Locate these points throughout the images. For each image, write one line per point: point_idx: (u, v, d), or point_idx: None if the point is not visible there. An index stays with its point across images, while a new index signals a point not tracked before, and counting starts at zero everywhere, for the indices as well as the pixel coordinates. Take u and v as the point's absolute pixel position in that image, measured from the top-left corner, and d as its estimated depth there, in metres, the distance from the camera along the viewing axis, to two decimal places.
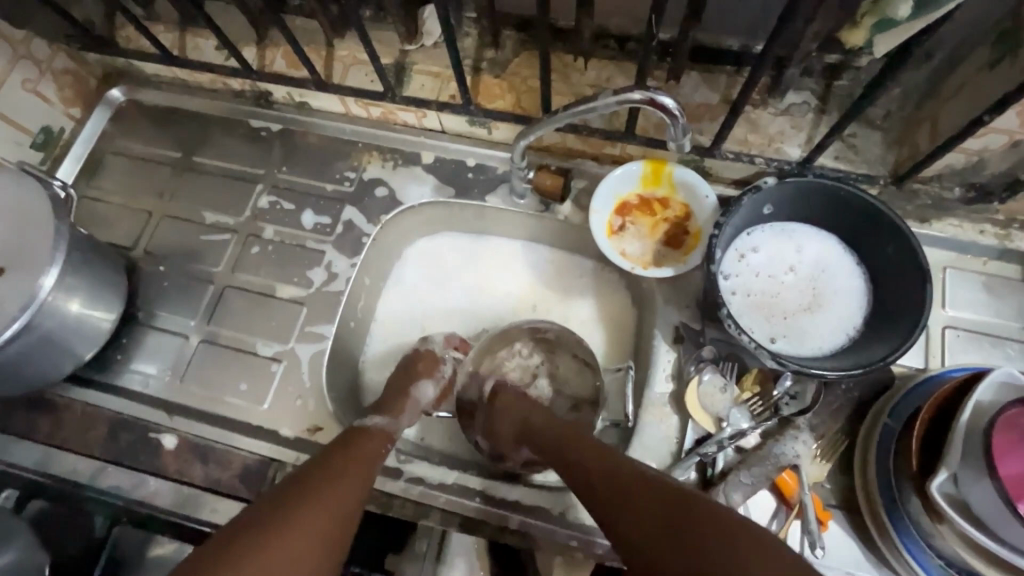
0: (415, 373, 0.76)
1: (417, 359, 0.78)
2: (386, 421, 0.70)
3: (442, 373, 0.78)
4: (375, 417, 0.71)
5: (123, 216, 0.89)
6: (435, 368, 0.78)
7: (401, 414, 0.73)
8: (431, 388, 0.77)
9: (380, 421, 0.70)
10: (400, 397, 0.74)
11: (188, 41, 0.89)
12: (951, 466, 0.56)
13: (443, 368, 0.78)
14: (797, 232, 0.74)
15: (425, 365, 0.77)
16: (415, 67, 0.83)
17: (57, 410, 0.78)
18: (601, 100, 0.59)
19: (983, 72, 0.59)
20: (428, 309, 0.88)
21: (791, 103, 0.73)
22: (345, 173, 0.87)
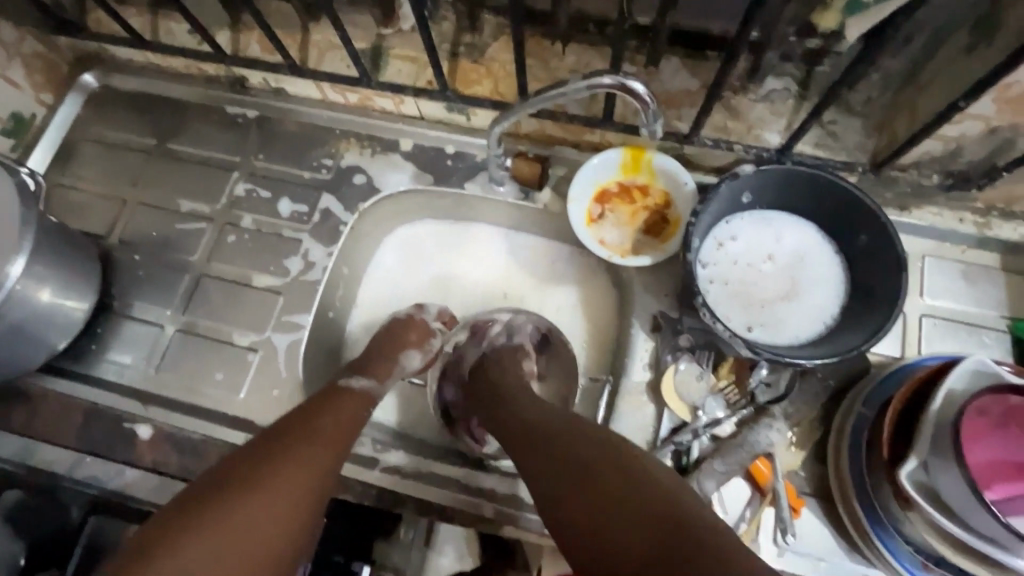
0: (406, 342, 0.76)
1: (409, 327, 0.77)
2: (372, 384, 0.70)
3: (431, 345, 0.77)
4: (362, 378, 0.70)
5: (96, 204, 0.88)
6: (427, 339, 0.77)
7: (387, 379, 0.72)
8: (418, 357, 0.76)
9: (365, 383, 0.70)
10: (387, 366, 0.73)
11: (160, 25, 0.87)
12: (921, 454, 0.56)
13: (433, 339, 0.78)
14: (776, 220, 0.73)
15: (417, 335, 0.77)
16: (392, 51, 0.81)
17: (30, 400, 0.77)
18: (573, 84, 0.58)
19: (961, 57, 0.58)
20: (408, 297, 0.87)
21: (771, 89, 0.72)
22: (322, 161, 0.86)
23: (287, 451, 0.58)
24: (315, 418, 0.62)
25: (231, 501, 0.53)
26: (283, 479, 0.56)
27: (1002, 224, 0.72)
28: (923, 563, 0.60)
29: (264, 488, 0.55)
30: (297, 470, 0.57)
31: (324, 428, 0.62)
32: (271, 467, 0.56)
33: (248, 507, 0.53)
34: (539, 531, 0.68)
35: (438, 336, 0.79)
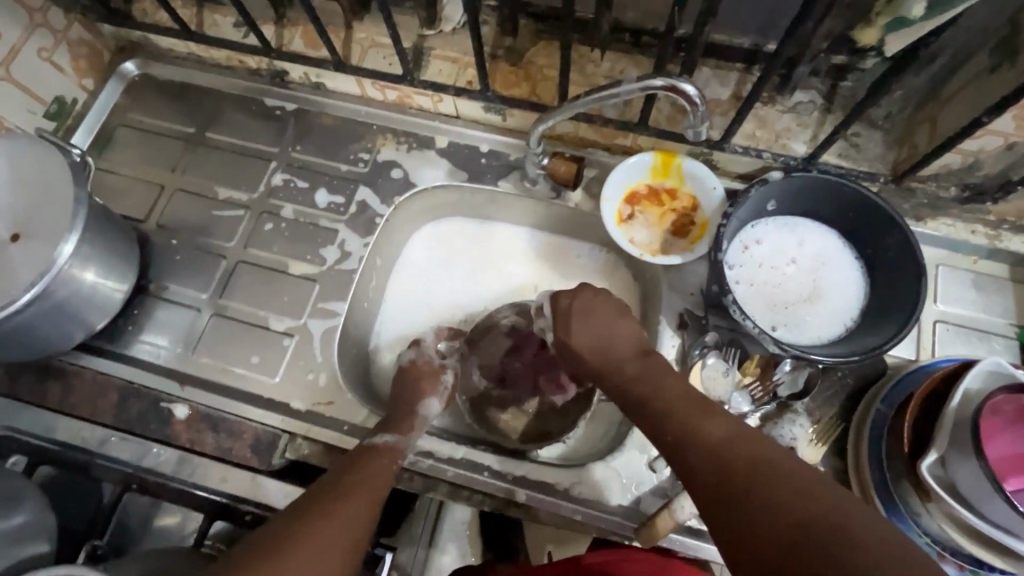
0: (421, 389, 0.76)
1: (421, 372, 0.78)
2: (396, 438, 0.69)
3: (445, 385, 0.78)
4: (385, 435, 0.70)
5: (135, 189, 0.89)
6: (437, 381, 0.78)
7: (410, 432, 0.71)
8: (436, 403, 0.77)
9: (389, 438, 0.69)
10: (406, 410, 0.73)
11: (206, 18, 0.89)
12: (940, 448, 0.59)
13: (445, 378, 0.79)
14: (799, 226, 0.77)
15: (430, 383, 0.77)
16: (433, 52, 0.84)
17: (66, 377, 0.78)
18: (624, 86, 0.61)
19: (983, 76, 0.62)
20: (435, 292, 0.89)
21: (798, 101, 0.76)
22: (359, 155, 0.88)
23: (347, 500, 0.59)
24: (356, 474, 0.63)
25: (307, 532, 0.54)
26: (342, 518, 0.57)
27: (1012, 237, 0.76)
28: (937, 553, 0.63)
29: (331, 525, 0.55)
30: (346, 516, 0.57)
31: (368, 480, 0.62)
32: (321, 516, 0.56)
33: (309, 546, 0.53)
34: (569, 517, 0.70)
35: (448, 371, 0.80)
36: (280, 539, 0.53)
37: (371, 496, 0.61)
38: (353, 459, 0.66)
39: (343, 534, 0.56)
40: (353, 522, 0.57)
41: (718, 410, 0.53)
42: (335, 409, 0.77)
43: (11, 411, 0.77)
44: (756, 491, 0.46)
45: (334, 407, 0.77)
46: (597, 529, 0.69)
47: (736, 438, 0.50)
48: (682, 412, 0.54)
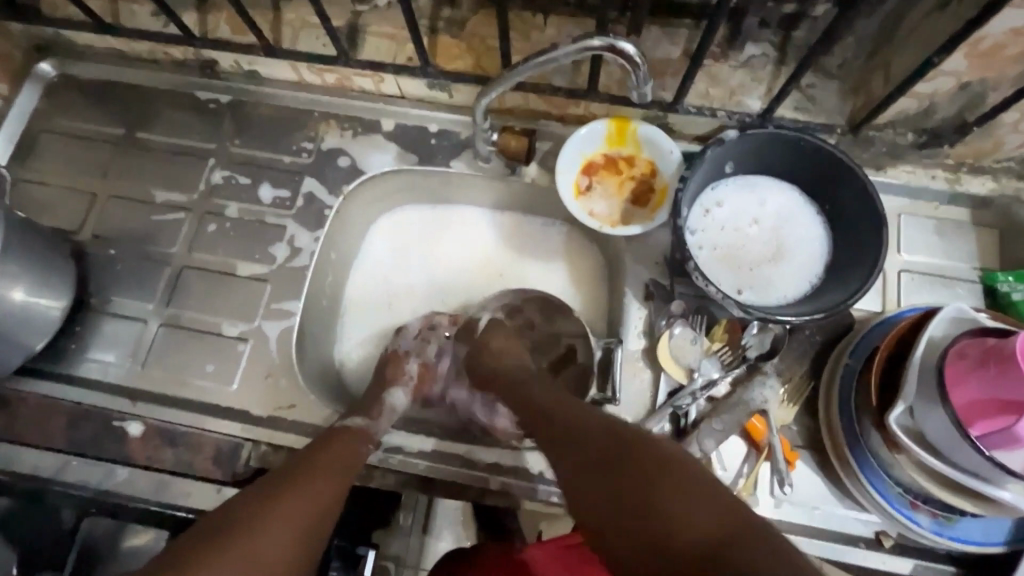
0: (386, 379, 0.74)
1: (392, 364, 0.75)
2: (365, 421, 0.69)
3: (409, 373, 0.75)
4: (355, 417, 0.69)
5: (65, 199, 0.84)
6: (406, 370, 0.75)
7: (378, 416, 0.71)
8: (403, 392, 0.74)
9: (359, 422, 0.68)
10: (378, 401, 0.72)
11: (121, 8, 0.83)
12: (907, 399, 0.59)
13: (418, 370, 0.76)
14: (759, 185, 0.75)
15: (395, 369, 0.75)
16: (369, 29, 0.79)
17: (9, 403, 0.74)
18: (562, 50, 0.58)
19: (934, 14, 0.59)
20: (396, 285, 0.86)
21: (750, 55, 0.73)
22: (302, 144, 0.84)
23: (309, 482, 0.58)
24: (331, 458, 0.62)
25: (267, 510, 0.54)
26: (303, 497, 0.57)
27: (971, 179, 0.75)
28: (910, 502, 0.63)
29: (292, 502, 0.56)
30: (311, 502, 0.57)
31: (330, 462, 0.62)
32: (281, 501, 0.55)
33: (270, 524, 0.53)
34: (545, 500, 0.69)
35: (414, 357, 0.76)
36: (239, 518, 0.53)
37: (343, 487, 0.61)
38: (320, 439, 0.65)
39: (304, 518, 0.55)
40: (319, 503, 0.57)
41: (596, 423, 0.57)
42: (297, 412, 0.74)
43: None
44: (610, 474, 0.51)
45: (297, 410, 0.74)
46: (573, 508, 0.69)
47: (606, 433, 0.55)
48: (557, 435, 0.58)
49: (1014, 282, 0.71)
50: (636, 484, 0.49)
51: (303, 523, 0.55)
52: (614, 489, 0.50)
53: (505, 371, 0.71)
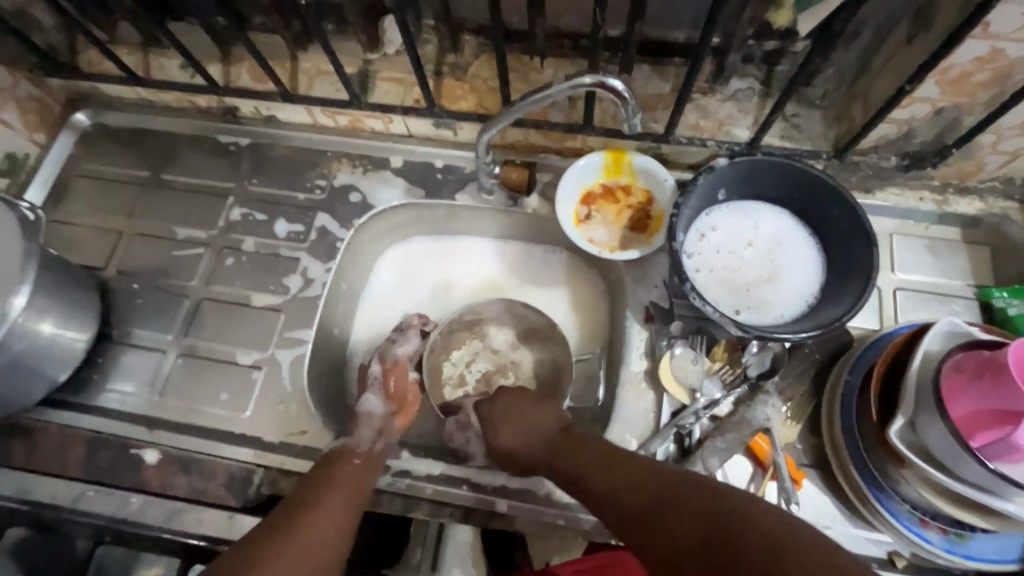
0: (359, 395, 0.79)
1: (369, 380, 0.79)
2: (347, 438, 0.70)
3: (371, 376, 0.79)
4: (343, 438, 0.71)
5: (93, 237, 0.89)
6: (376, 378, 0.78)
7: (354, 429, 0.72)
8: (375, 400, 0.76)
9: (342, 441, 0.70)
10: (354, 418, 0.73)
11: (152, 62, 0.90)
12: (907, 413, 0.59)
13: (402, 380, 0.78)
14: (752, 210, 0.78)
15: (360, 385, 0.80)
16: (379, 74, 0.85)
17: (30, 433, 0.77)
18: (556, 87, 0.63)
19: (904, 46, 0.64)
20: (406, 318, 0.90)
21: (736, 89, 0.77)
22: (315, 182, 0.89)
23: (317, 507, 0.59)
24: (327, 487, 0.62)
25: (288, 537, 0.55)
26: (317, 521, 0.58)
27: (958, 200, 0.78)
28: (920, 519, 0.62)
29: (308, 527, 0.57)
30: (325, 522, 0.58)
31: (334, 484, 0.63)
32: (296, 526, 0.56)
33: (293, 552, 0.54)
34: (552, 523, 0.69)
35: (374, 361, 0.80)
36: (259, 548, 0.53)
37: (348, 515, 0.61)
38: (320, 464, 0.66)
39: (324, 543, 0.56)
40: (326, 536, 0.57)
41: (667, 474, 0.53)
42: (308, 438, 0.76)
43: None
44: (665, 518, 0.49)
45: (308, 436, 0.76)
46: (580, 531, 0.69)
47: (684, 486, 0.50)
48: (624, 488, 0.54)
49: (1009, 297, 0.72)
50: (735, 542, 0.43)
51: (325, 547, 0.56)
52: (676, 521, 0.48)
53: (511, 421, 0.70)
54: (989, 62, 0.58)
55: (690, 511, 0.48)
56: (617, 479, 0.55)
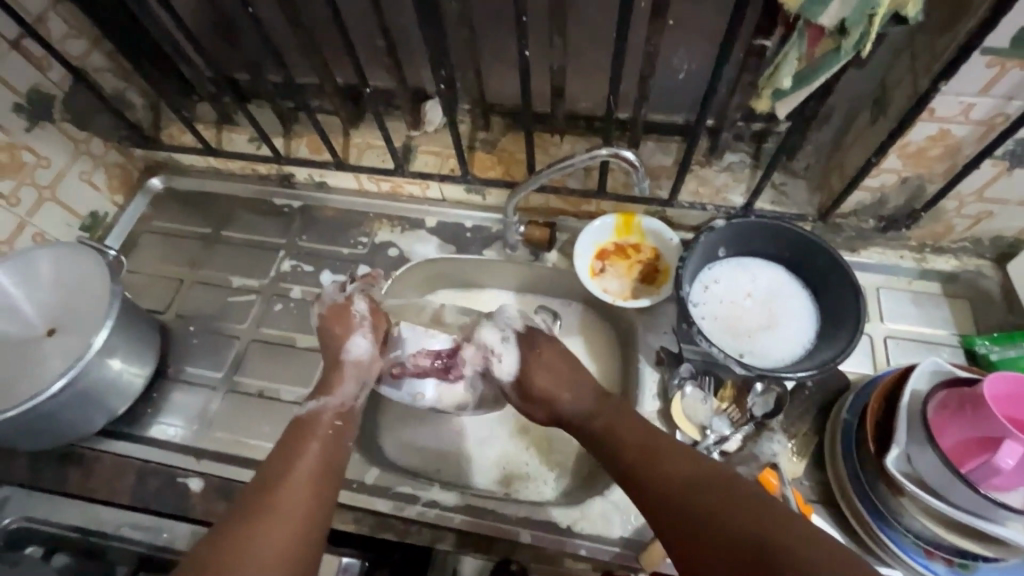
0: (337, 335, 0.76)
1: (333, 322, 0.77)
2: (320, 401, 0.71)
3: (357, 321, 0.77)
4: (314, 400, 0.71)
5: (157, 284, 0.99)
6: (353, 317, 0.78)
7: (342, 386, 0.73)
8: (362, 340, 0.77)
9: (315, 404, 0.71)
10: (334, 373, 0.74)
11: (224, 136, 1.04)
12: (901, 444, 0.65)
13: (357, 309, 0.79)
14: (750, 265, 0.87)
15: (340, 325, 0.77)
16: (420, 148, 0.98)
17: (86, 461, 0.83)
18: (577, 157, 0.75)
19: (869, 127, 0.75)
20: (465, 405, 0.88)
21: (730, 162, 0.89)
22: (358, 239, 1.00)
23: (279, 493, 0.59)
24: (303, 439, 0.66)
25: (247, 531, 0.55)
26: (285, 503, 0.58)
27: (935, 258, 0.87)
28: (926, 551, 0.66)
29: (274, 518, 0.57)
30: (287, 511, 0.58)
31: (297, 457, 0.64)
32: (257, 519, 0.57)
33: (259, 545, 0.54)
34: (573, 554, 0.73)
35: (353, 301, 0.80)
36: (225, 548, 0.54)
37: (326, 460, 0.65)
38: (290, 435, 0.67)
39: (291, 525, 0.57)
40: (287, 524, 0.57)
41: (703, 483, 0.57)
42: None
43: (36, 499, 0.82)
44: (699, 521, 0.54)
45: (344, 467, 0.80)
46: (600, 563, 0.73)
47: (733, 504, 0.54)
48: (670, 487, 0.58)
49: (990, 344, 0.79)
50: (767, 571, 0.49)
51: (291, 535, 0.57)
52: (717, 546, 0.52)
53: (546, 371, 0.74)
54: (939, 140, 0.69)
55: (750, 514, 0.53)
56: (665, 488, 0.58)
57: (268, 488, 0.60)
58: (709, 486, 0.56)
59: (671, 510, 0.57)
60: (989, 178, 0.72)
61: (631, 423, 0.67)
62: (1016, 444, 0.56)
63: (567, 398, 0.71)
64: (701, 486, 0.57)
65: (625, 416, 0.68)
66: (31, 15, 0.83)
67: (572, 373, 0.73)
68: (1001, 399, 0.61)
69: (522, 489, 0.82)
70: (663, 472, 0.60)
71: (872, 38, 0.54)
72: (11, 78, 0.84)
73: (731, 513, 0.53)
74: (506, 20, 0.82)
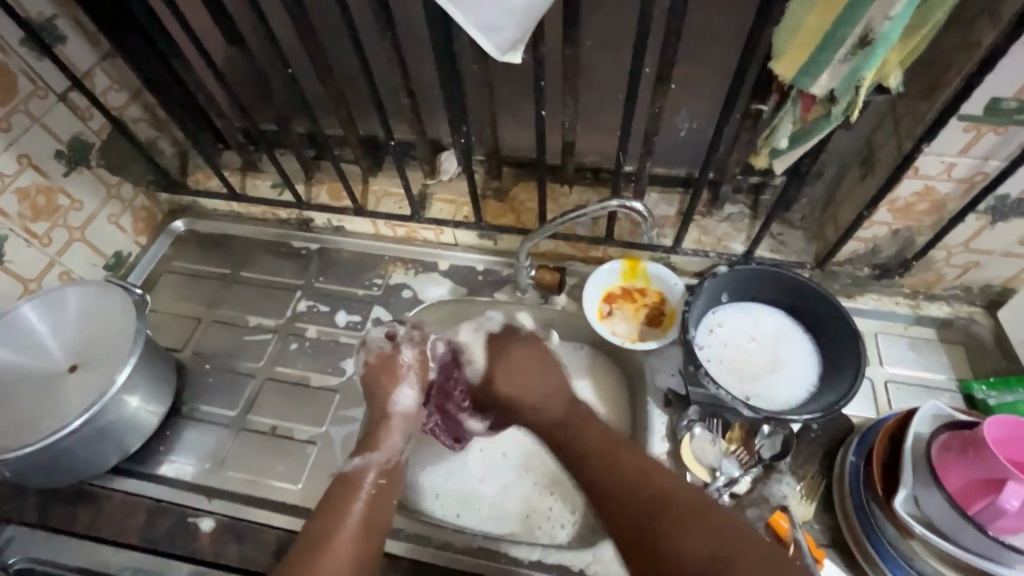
0: (386, 383, 0.83)
1: (381, 372, 0.83)
2: (363, 459, 0.77)
3: (404, 373, 0.84)
4: (361, 456, 0.77)
5: (175, 323, 1.02)
6: (400, 365, 0.85)
7: (382, 444, 0.78)
8: (408, 392, 0.83)
9: (359, 461, 0.76)
10: (382, 426, 0.80)
11: (248, 182, 1.09)
12: (909, 486, 0.67)
13: (404, 358, 0.85)
14: (752, 309, 0.90)
15: (388, 376, 0.83)
16: (435, 196, 1.04)
17: (96, 500, 0.83)
18: (589, 208, 0.80)
19: (859, 182, 0.81)
20: (488, 459, 0.87)
21: (730, 212, 0.94)
22: (373, 281, 1.04)
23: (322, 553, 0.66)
24: (353, 496, 0.72)
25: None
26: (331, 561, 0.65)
27: (929, 304, 0.91)
28: None
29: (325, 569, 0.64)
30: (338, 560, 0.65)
31: (339, 512, 0.70)
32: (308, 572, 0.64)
33: None
34: None
35: (407, 349, 0.86)
36: None
37: (373, 520, 0.71)
38: (341, 486, 0.74)
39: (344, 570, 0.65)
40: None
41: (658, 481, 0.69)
42: None
43: (42, 539, 0.81)
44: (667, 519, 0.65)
45: None
46: None
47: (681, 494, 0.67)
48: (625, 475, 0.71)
49: (988, 389, 0.82)
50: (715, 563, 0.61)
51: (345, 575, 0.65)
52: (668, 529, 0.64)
53: (510, 368, 0.86)
54: (925, 195, 0.75)
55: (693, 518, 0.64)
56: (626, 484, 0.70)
57: (321, 542, 0.67)
58: (682, 492, 0.67)
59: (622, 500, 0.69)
60: (974, 231, 0.77)
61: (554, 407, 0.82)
62: (1017, 485, 0.58)
63: (524, 392, 0.84)
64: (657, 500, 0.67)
65: (591, 423, 0.79)
66: (79, 70, 0.90)
67: (539, 373, 0.85)
68: (1002, 441, 0.63)
69: (541, 535, 0.82)
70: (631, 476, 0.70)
71: (859, 106, 0.58)
72: (55, 127, 0.89)
73: (673, 519, 0.65)
74: (520, 81, 0.89)
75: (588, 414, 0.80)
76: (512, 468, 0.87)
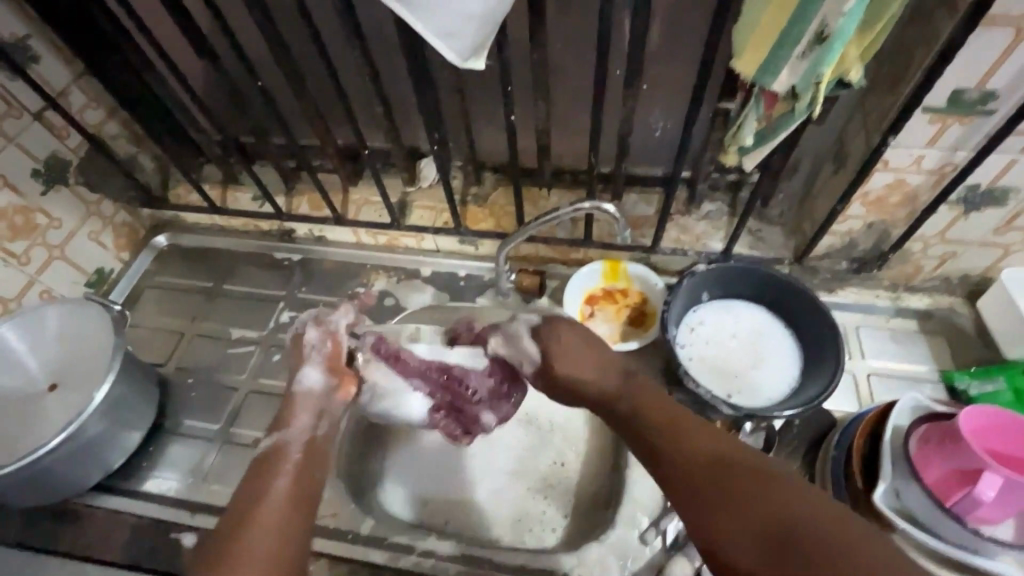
0: (297, 362, 0.73)
1: (290, 352, 0.74)
2: (278, 436, 0.67)
3: (314, 352, 0.74)
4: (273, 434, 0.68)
5: (158, 338, 1.02)
6: (304, 347, 0.74)
7: (293, 426, 0.68)
8: (315, 373, 0.73)
9: (273, 440, 0.67)
10: (288, 408, 0.70)
11: (229, 195, 1.09)
12: (888, 480, 0.66)
13: (306, 338, 0.75)
14: (733, 306, 0.90)
15: (298, 353, 0.74)
16: (415, 202, 1.04)
17: (80, 518, 0.83)
18: (562, 211, 0.80)
19: (831, 177, 0.81)
20: (478, 463, 0.87)
21: (708, 210, 0.95)
22: (356, 289, 1.04)
23: (253, 523, 0.57)
24: (275, 467, 0.64)
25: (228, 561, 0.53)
26: (261, 533, 0.56)
27: (910, 296, 0.91)
28: None
29: (255, 540, 0.55)
30: (267, 529, 0.57)
31: (263, 488, 0.61)
32: (236, 548, 0.55)
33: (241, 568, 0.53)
34: None
35: (317, 326, 0.76)
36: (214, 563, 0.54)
37: (301, 491, 0.62)
38: (261, 462, 0.65)
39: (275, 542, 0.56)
40: (268, 546, 0.56)
41: (699, 434, 0.55)
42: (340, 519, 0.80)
43: (26, 560, 0.81)
44: (718, 498, 0.49)
45: (339, 517, 0.80)
46: None
47: (718, 448, 0.53)
48: (689, 444, 0.54)
49: (969, 378, 0.82)
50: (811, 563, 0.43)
51: (275, 546, 0.56)
52: (739, 522, 0.47)
53: (565, 349, 0.68)
54: (896, 188, 0.75)
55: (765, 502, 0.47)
56: (684, 458, 0.53)
57: (243, 518, 0.57)
58: (742, 456, 0.52)
59: (691, 477, 0.52)
60: (948, 221, 0.77)
61: (599, 382, 0.65)
62: (994, 476, 0.58)
63: (593, 376, 0.65)
64: (714, 464, 0.52)
65: (651, 392, 0.62)
66: (55, 89, 0.90)
67: (593, 347, 0.68)
68: (976, 431, 0.63)
69: (528, 539, 0.81)
70: (684, 444, 0.54)
71: (820, 102, 0.59)
72: (31, 146, 0.90)
73: (736, 491, 0.49)
74: (492, 85, 0.89)
75: (647, 381, 0.64)
76: (501, 472, 0.86)
